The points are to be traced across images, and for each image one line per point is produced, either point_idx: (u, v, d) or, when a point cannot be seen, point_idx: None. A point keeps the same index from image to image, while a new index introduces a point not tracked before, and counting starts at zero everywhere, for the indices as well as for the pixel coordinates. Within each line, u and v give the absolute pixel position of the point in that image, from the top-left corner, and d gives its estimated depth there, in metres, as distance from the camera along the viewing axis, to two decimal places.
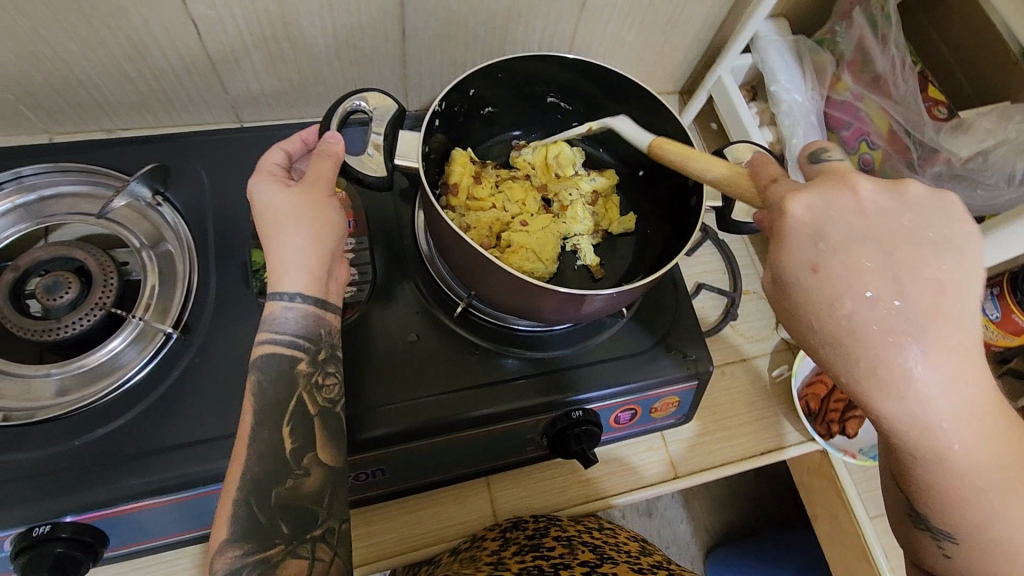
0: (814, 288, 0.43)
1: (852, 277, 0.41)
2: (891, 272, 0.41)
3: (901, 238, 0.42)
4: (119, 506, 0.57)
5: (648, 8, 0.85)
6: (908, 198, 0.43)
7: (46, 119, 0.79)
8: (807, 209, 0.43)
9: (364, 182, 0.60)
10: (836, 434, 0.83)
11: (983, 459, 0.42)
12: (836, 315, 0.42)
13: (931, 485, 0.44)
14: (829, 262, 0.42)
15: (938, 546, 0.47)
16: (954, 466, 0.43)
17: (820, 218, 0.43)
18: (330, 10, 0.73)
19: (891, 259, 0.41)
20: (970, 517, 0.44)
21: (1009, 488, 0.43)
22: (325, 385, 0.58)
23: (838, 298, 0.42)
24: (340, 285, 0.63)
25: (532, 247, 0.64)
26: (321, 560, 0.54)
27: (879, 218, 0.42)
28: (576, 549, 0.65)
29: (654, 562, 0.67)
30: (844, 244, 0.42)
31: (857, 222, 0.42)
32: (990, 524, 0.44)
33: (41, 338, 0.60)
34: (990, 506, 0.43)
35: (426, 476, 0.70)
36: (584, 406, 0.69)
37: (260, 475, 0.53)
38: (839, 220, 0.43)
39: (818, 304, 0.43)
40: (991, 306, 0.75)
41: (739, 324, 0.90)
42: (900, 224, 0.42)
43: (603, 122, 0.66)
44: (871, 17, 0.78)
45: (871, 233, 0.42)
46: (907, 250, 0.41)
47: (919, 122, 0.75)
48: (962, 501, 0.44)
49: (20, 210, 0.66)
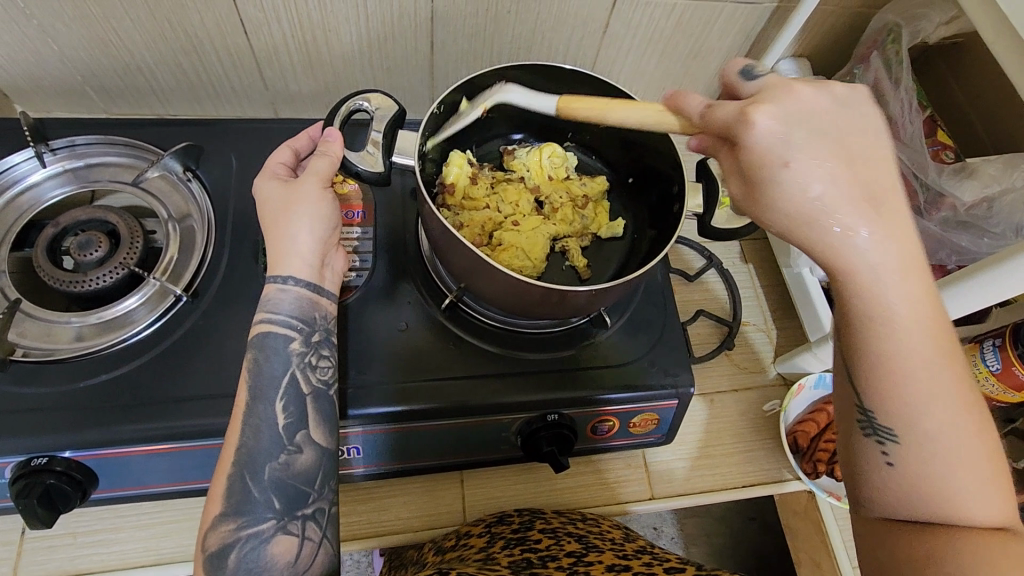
0: (782, 184, 0.44)
1: (820, 170, 0.44)
2: (837, 150, 0.45)
3: (844, 126, 0.46)
4: (109, 449, 0.61)
5: (668, 40, 0.88)
6: (835, 93, 0.47)
7: (107, 100, 0.88)
8: (768, 121, 0.44)
9: (361, 177, 0.61)
10: (822, 474, 0.80)
11: (927, 343, 0.45)
12: (807, 200, 0.44)
13: (876, 373, 0.46)
14: (800, 158, 0.44)
15: (882, 453, 0.47)
16: (898, 348, 0.45)
17: (782, 124, 0.44)
18: (366, 19, 0.80)
19: (836, 140, 0.45)
20: (906, 410, 0.46)
21: (946, 373, 0.45)
22: (318, 366, 0.60)
23: (809, 188, 0.44)
24: (337, 273, 0.63)
25: (521, 247, 0.68)
26: (310, 539, 0.55)
27: (822, 107, 0.46)
28: (562, 541, 0.67)
29: (638, 547, 0.67)
30: (802, 131, 0.45)
31: (809, 108, 0.46)
32: (922, 420, 0.46)
33: (68, 289, 0.66)
34: (925, 386, 0.45)
35: (405, 461, 0.72)
36: (559, 410, 0.70)
37: (249, 427, 0.55)
38: (800, 117, 0.45)
39: (787, 195, 0.45)
40: (992, 357, 0.73)
41: (735, 355, 0.89)
42: (841, 117, 0.46)
43: (496, 97, 0.66)
44: (887, 62, 0.78)
45: (821, 121, 0.45)
46: (849, 140, 0.46)
47: (923, 164, 0.75)
48: (902, 388, 0.46)
49: (70, 173, 0.73)
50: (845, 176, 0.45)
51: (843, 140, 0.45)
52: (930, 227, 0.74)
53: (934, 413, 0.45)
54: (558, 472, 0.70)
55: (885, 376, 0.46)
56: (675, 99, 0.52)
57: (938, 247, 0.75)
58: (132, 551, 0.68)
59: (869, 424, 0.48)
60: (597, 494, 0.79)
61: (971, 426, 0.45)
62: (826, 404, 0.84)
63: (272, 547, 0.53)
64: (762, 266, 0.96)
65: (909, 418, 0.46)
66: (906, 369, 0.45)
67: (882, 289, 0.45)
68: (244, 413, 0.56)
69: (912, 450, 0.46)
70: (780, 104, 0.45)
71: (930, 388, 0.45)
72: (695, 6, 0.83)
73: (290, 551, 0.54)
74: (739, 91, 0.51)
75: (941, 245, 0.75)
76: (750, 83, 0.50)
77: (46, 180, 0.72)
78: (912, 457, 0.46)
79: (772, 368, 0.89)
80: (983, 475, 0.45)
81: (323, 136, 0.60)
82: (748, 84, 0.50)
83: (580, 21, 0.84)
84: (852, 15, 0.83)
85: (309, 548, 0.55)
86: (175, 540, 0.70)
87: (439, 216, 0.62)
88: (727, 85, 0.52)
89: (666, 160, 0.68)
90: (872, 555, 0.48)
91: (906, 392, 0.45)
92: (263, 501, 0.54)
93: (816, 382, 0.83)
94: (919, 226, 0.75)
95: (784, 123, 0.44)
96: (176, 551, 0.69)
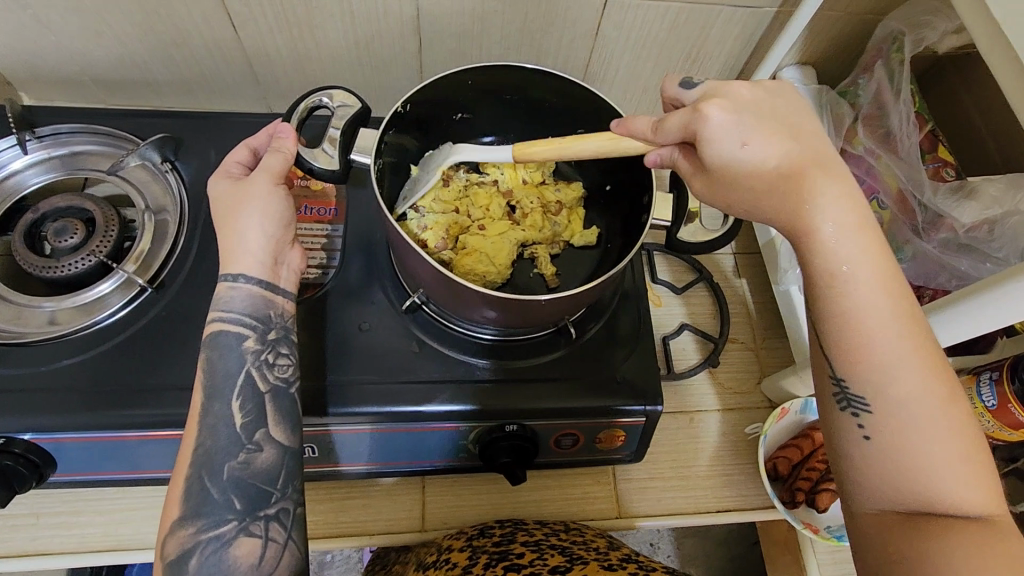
0: (740, 160, 0.50)
1: (775, 145, 0.50)
2: (783, 130, 0.51)
3: (786, 109, 0.52)
4: (64, 433, 0.62)
5: (663, 44, 0.86)
6: (769, 86, 0.53)
7: (106, 90, 0.90)
8: (719, 114, 0.50)
9: (314, 173, 0.60)
10: (800, 505, 0.75)
11: (888, 306, 0.47)
12: (765, 172, 0.50)
13: (845, 340, 0.48)
14: (755, 138, 0.50)
15: (859, 427, 0.48)
16: (863, 311, 0.47)
17: (731, 116, 0.50)
18: (351, 16, 0.79)
19: (780, 122, 0.51)
20: (877, 379, 0.47)
21: (906, 334, 0.47)
22: (277, 364, 0.58)
23: (767, 158, 0.50)
24: (294, 271, 0.61)
25: (486, 251, 0.66)
26: (274, 540, 0.53)
27: (761, 95, 0.52)
28: (546, 555, 0.64)
29: (624, 556, 0.65)
30: (750, 120, 0.50)
31: (750, 100, 0.51)
32: (891, 391, 0.47)
33: (42, 274, 0.68)
34: (892, 351, 0.47)
35: (361, 461, 0.71)
36: (519, 421, 0.68)
37: (206, 426, 0.54)
38: (746, 106, 0.51)
39: (747, 168, 0.50)
40: (988, 392, 0.68)
41: (720, 374, 0.86)
42: (778, 103, 0.52)
43: (450, 156, 0.64)
44: (891, 72, 0.75)
45: (764, 109, 0.51)
46: (790, 120, 0.51)
47: (920, 181, 0.72)
48: (870, 356, 0.47)
49: (53, 160, 0.75)
50: (792, 148, 0.50)
51: (784, 122, 0.51)
52: (929, 250, 0.71)
53: (901, 384, 0.47)
54: (513, 483, 0.69)
55: (852, 344, 0.48)
56: (625, 124, 0.56)
57: (938, 271, 0.71)
58: (91, 535, 0.69)
59: (843, 398, 0.49)
60: (562, 509, 0.76)
61: (943, 398, 0.46)
62: (813, 430, 0.79)
63: (234, 550, 0.52)
64: (757, 281, 0.92)
65: (881, 387, 0.47)
66: (872, 337, 0.47)
67: (845, 253, 0.48)
68: (200, 413, 0.55)
69: (889, 423, 0.47)
70: (727, 98, 0.51)
71: (898, 358, 0.47)
72: (690, 9, 0.80)
73: (252, 553, 0.52)
74: (682, 101, 0.55)
75: (941, 269, 0.71)
76: (688, 93, 0.54)
77: (28, 167, 0.74)
78: (888, 430, 0.47)
79: (758, 390, 0.85)
80: (961, 457, 0.46)
81: (278, 131, 0.60)
82: (688, 93, 0.54)
83: (570, 22, 0.82)
84: (857, 21, 0.79)
85: (273, 549, 0.53)
86: (133, 527, 0.70)
87: (395, 227, 0.59)
88: (670, 98, 0.56)
89: (640, 170, 0.66)
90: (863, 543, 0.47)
91: (875, 360, 0.47)
92: (222, 503, 0.53)
93: (802, 407, 0.79)
94: (917, 247, 0.72)
95: (733, 114, 0.50)
96: (133, 538, 0.70)
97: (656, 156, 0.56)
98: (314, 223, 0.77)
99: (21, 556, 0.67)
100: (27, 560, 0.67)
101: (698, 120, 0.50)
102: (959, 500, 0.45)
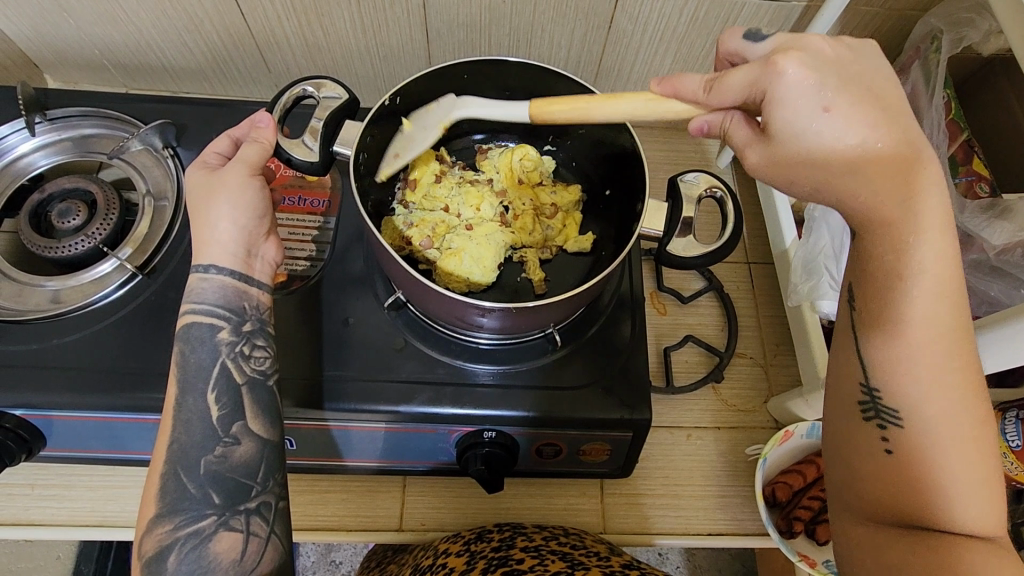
0: (807, 130, 0.43)
1: (859, 118, 0.43)
2: (868, 101, 0.43)
3: (869, 77, 0.44)
4: (50, 411, 0.63)
5: (683, 37, 0.81)
6: (851, 46, 0.45)
7: (125, 74, 0.91)
8: (797, 70, 0.43)
9: (292, 163, 0.60)
10: (797, 535, 0.71)
11: (948, 318, 0.43)
12: (845, 149, 0.43)
13: (885, 347, 0.45)
14: (838, 106, 0.43)
15: (880, 438, 0.46)
16: (918, 320, 0.43)
17: (813, 77, 0.43)
18: (358, 6, 0.78)
19: (863, 90, 0.44)
20: (912, 392, 0.44)
21: (954, 353, 0.43)
22: (253, 357, 0.57)
23: (846, 134, 0.43)
24: (269, 263, 0.61)
25: (469, 252, 0.65)
26: (255, 535, 0.52)
27: (837, 57, 0.44)
28: (546, 560, 0.62)
29: (625, 563, 0.63)
30: (835, 82, 0.43)
31: (827, 61, 0.44)
32: (926, 403, 0.44)
33: (45, 254, 0.69)
34: (932, 369, 0.43)
35: (338, 457, 0.71)
36: (496, 428, 0.67)
37: (180, 421, 0.53)
38: (826, 66, 0.44)
39: (819, 143, 0.44)
40: (1013, 431, 0.65)
41: (724, 389, 0.81)
42: (858, 66, 0.45)
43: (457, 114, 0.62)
44: (928, 73, 0.70)
45: (849, 71, 0.44)
46: (873, 86, 0.44)
47: (946, 197, 0.68)
48: (914, 369, 0.44)
49: (62, 143, 0.77)
50: (878, 121, 0.43)
51: (865, 89, 0.44)
52: (958, 271, 0.66)
53: (937, 402, 0.44)
54: (491, 492, 0.67)
55: (893, 351, 0.44)
56: (670, 83, 0.49)
57: (965, 295, 0.66)
58: (79, 510, 0.71)
59: (872, 407, 0.46)
60: (543, 518, 0.74)
61: (978, 417, 0.43)
62: (817, 457, 0.75)
63: (214, 545, 0.51)
64: (769, 293, 0.87)
65: (916, 399, 0.44)
66: (917, 349, 0.44)
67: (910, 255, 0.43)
68: (174, 408, 0.54)
69: (914, 438, 0.44)
70: (805, 52, 0.44)
71: (944, 368, 0.43)
72: (712, 2, 0.75)
73: (234, 549, 0.51)
74: (746, 56, 0.49)
75: (968, 293, 0.66)
76: (756, 46, 0.48)
77: (36, 150, 0.76)
78: (910, 443, 0.44)
79: (765, 409, 0.80)
80: (990, 483, 0.42)
81: (257, 120, 0.59)
82: (756, 47, 0.48)
83: (582, 15, 0.78)
84: (896, 19, 0.72)
85: (255, 544, 0.52)
86: (119, 505, 0.72)
87: (376, 233, 0.57)
88: (729, 52, 0.50)
89: (637, 175, 0.63)
90: (864, 554, 0.44)
91: (915, 370, 0.44)
92: (199, 498, 0.52)
93: (809, 431, 0.74)
94: None
95: (814, 72, 0.43)
96: (118, 516, 0.71)
97: (705, 122, 0.50)
98: (307, 214, 0.76)
99: (14, 525, 0.70)
100: (19, 530, 0.69)
101: (770, 75, 0.43)
102: (981, 523, 0.42)
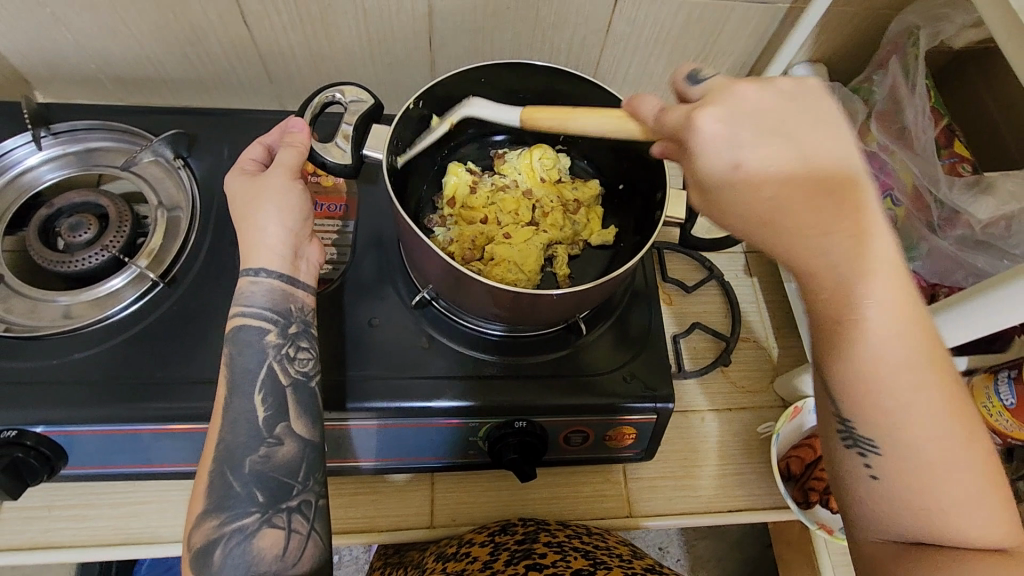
0: (736, 182, 0.45)
1: (780, 164, 0.44)
2: (794, 148, 0.44)
3: (802, 128, 0.45)
4: (73, 426, 0.62)
5: (678, 40, 0.85)
6: (780, 87, 0.46)
7: (121, 88, 0.90)
8: (712, 121, 0.45)
9: (327, 167, 0.62)
10: (815, 505, 0.74)
11: (907, 353, 0.43)
12: (762, 201, 0.45)
13: (848, 383, 0.44)
14: (751, 157, 0.44)
15: (864, 467, 0.46)
16: (879, 359, 0.43)
17: (726, 128, 0.45)
18: (365, 16, 0.80)
19: (791, 138, 0.45)
20: (890, 427, 0.44)
21: (920, 382, 0.43)
22: (297, 358, 0.57)
23: (759, 190, 0.45)
24: (312, 265, 0.61)
25: (514, 260, 0.67)
26: (297, 532, 0.53)
27: (758, 104, 0.45)
28: (569, 556, 0.63)
29: (647, 566, 0.65)
30: (748, 137, 0.44)
31: (756, 109, 0.45)
32: (905, 434, 0.44)
33: (57, 269, 0.68)
34: (902, 404, 0.43)
35: (357, 458, 0.71)
36: (528, 417, 0.68)
37: (227, 420, 0.53)
38: (743, 117, 0.45)
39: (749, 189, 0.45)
40: (1007, 391, 0.70)
41: (732, 372, 0.85)
42: (794, 115, 0.46)
43: (462, 111, 0.64)
44: (906, 67, 0.76)
45: (773, 122, 0.45)
46: (798, 133, 0.45)
47: (935, 177, 0.73)
48: (887, 404, 0.44)
49: (68, 156, 0.76)
50: (797, 164, 0.44)
51: (794, 136, 0.45)
52: (946, 247, 0.73)
53: (918, 429, 0.43)
54: (523, 481, 0.68)
55: (863, 390, 0.44)
56: (632, 104, 0.53)
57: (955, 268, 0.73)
58: (100, 528, 0.69)
59: (849, 436, 0.46)
60: (569, 507, 0.76)
61: (964, 436, 0.43)
62: None
63: (259, 541, 0.51)
64: (767, 280, 0.91)
65: (894, 431, 0.44)
66: (888, 380, 0.43)
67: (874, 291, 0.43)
68: (222, 409, 0.54)
69: (895, 462, 0.44)
70: (728, 106, 0.45)
71: (917, 401, 0.43)
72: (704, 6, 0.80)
73: (277, 544, 0.51)
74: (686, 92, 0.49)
75: (957, 265, 0.73)
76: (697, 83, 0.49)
77: (42, 164, 0.75)
78: (895, 471, 0.44)
79: (772, 390, 0.84)
80: (979, 495, 0.43)
81: (289, 126, 0.61)
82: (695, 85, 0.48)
83: (583, 20, 0.82)
84: (873, 17, 0.78)
85: (297, 541, 0.52)
86: (143, 521, 0.70)
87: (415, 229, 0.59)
88: (677, 93, 0.50)
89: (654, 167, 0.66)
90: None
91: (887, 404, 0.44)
92: (244, 496, 0.52)
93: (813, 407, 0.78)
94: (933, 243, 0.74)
95: (731, 125, 0.45)
96: (141, 533, 0.70)
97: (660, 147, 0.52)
98: (324, 219, 0.77)
99: (30, 548, 0.67)
100: (36, 553, 0.67)
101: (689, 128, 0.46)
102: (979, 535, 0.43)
